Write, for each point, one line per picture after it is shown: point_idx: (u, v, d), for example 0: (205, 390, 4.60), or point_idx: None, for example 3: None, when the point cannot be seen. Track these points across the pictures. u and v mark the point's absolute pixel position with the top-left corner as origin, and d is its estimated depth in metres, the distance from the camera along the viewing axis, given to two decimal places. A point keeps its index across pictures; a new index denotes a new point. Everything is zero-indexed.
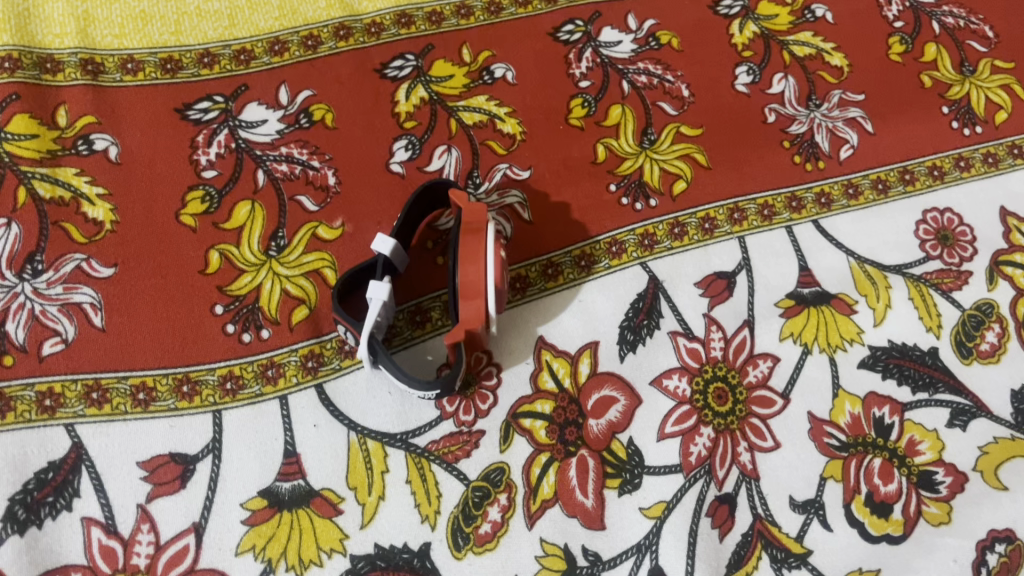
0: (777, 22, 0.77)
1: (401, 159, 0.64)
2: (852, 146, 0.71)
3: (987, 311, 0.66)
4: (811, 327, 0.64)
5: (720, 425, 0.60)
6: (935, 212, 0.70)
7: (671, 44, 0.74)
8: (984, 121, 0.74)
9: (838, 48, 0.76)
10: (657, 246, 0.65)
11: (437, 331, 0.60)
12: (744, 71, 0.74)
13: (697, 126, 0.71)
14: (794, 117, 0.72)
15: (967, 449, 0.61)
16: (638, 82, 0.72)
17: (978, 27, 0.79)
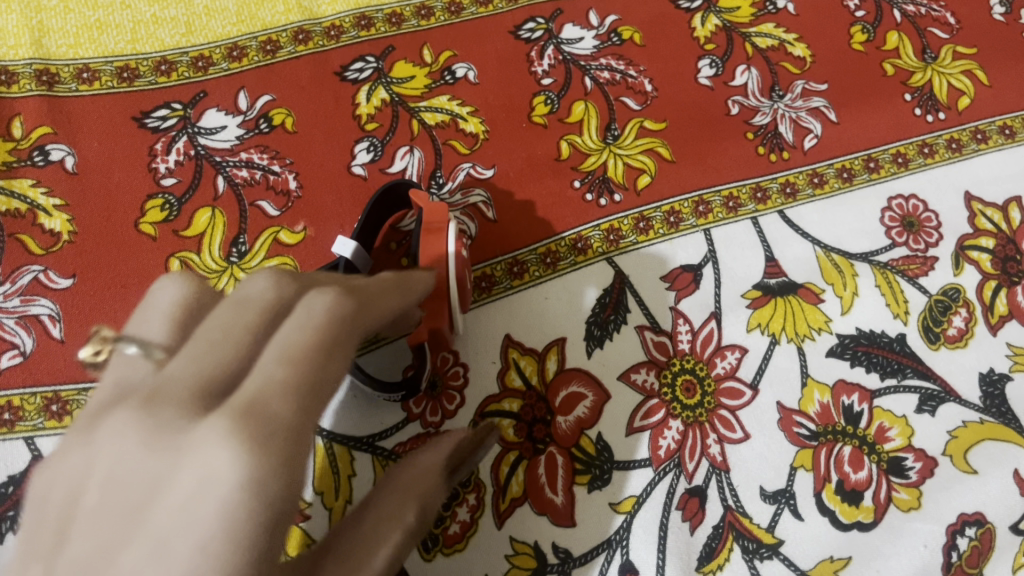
0: (738, 14, 0.77)
1: (363, 161, 0.64)
2: (816, 135, 0.72)
3: (954, 296, 0.66)
4: (778, 317, 0.64)
5: (689, 417, 0.60)
6: (900, 200, 0.70)
7: (633, 40, 0.74)
8: (948, 107, 0.74)
9: (800, 38, 0.76)
10: (622, 241, 0.65)
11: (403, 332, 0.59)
12: (707, 64, 0.74)
13: (660, 120, 0.70)
14: (757, 109, 0.72)
15: (936, 434, 0.61)
16: (601, 78, 0.71)
17: (940, 14, 0.79)
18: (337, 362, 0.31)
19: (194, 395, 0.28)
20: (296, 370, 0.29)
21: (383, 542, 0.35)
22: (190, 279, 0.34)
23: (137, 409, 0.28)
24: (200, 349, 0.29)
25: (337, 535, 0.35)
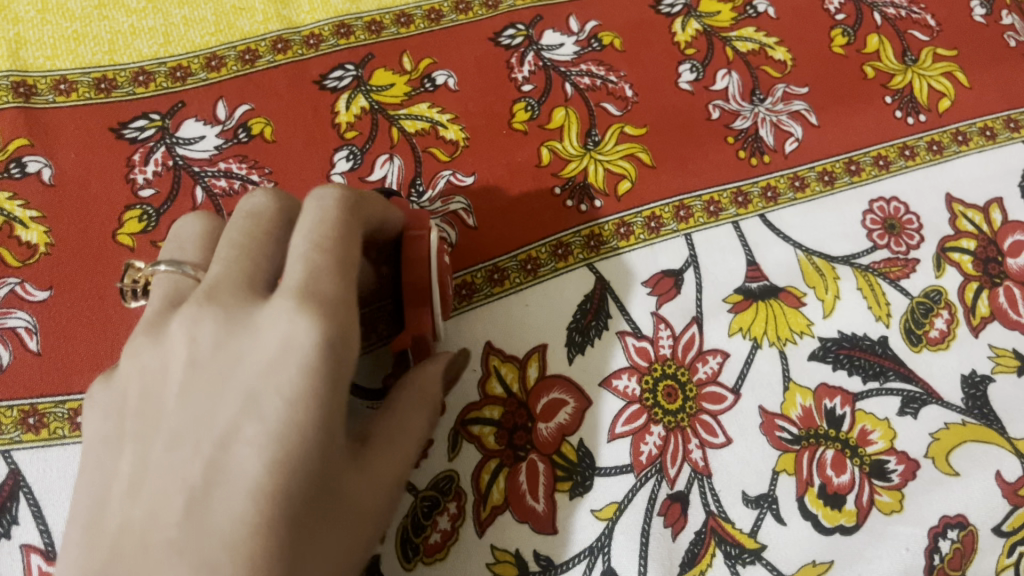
0: (719, 19, 0.77)
1: (342, 169, 0.64)
2: (797, 139, 0.72)
3: (935, 298, 0.66)
4: (759, 321, 0.64)
5: (670, 423, 0.60)
6: (882, 202, 0.70)
7: (614, 45, 0.74)
8: (928, 109, 0.74)
9: (781, 42, 0.76)
10: (604, 246, 0.65)
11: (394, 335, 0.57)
12: (688, 69, 0.73)
13: (641, 126, 0.70)
14: (737, 113, 0.72)
15: (918, 437, 0.61)
16: (581, 84, 0.72)
17: (920, 16, 0.79)
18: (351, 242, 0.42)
19: (254, 294, 0.40)
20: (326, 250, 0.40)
21: (410, 437, 0.43)
22: (207, 217, 0.49)
23: (211, 300, 0.40)
24: (241, 251, 0.42)
25: (373, 420, 0.43)
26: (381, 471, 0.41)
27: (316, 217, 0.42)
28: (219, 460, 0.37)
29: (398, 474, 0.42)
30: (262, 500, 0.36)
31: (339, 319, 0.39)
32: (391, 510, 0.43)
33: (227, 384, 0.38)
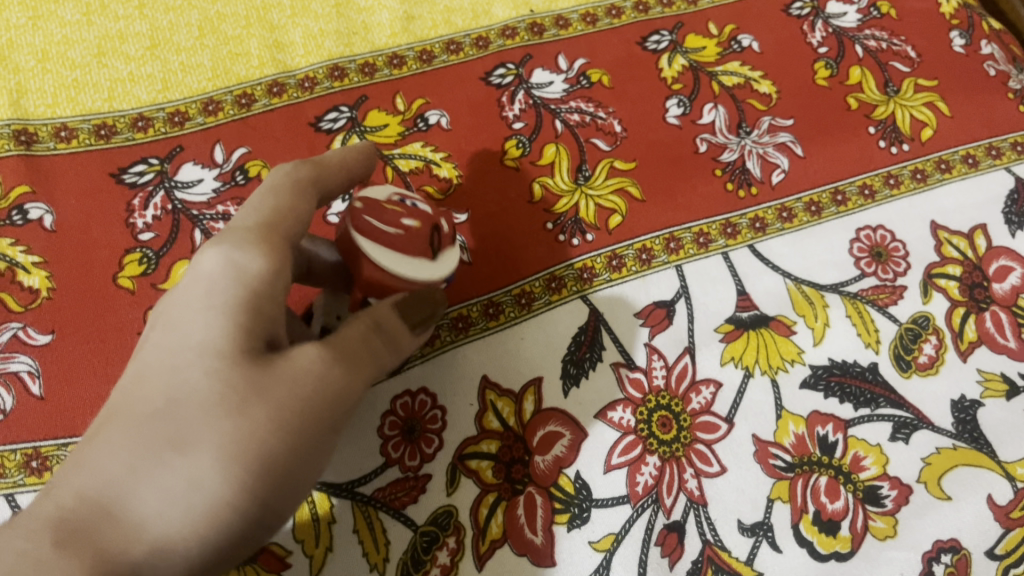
0: (704, 54, 0.78)
1: (338, 210, 0.66)
2: (783, 170, 0.73)
3: (923, 324, 0.67)
4: (750, 350, 0.65)
5: (665, 453, 0.61)
6: (868, 230, 0.71)
7: (602, 82, 0.75)
8: (911, 138, 0.76)
9: (765, 75, 0.78)
10: (596, 279, 0.67)
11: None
12: (675, 104, 0.75)
13: (630, 160, 0.72)
14: (724, 146, 0.74)
15: (910, 462, 0.62)
16: (571, 120, 0.73)
17: (901, 48, 0.81)
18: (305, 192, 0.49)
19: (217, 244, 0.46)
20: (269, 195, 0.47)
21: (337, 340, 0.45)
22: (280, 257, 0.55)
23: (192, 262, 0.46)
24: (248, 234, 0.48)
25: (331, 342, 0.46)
26: (309, 348, 0.43)
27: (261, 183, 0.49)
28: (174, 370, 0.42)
29: (336, 361, 0.44)
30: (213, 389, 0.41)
31: (266, 240, 0.44)
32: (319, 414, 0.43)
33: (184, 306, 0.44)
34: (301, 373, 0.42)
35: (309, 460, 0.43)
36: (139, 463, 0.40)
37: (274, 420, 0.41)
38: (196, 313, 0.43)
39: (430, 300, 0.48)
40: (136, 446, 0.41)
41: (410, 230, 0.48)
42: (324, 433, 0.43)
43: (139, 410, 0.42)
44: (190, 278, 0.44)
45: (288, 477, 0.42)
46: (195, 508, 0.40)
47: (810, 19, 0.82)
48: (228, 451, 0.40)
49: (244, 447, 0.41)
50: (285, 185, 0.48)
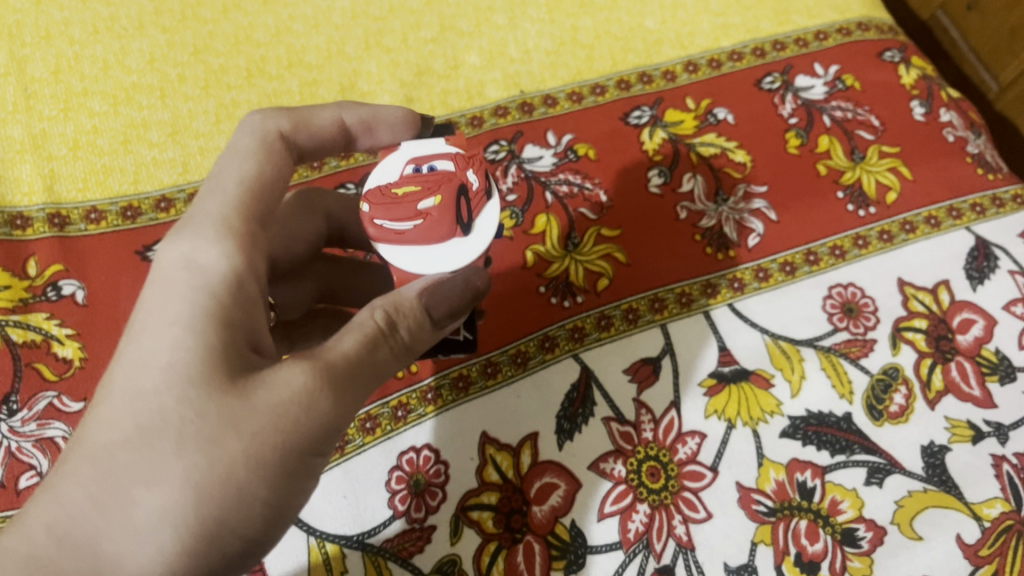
0: (682, 127, 0.84)
1: None
2: (758, 234, 0.78)
3: (893, 375, 0.72)
4: (732, 403, 0.70)
5: (654, 501, 0.65)
6: (840, 288, 0.76)
7: (588, 155, 0.81)
8: (876, 202, 0.81)
9: (740, 145, 0.84)
10: (586, 338, 0.71)
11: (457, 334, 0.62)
12: (656, 174, 0.81)
13: (616, 228, 0.77)
14: (703, 212, 0.79)
15: (884, 504, 0.66)
16: (560, 192, 0.79)
17: (865, 117, 0.87)
18: (279, 164, 0.51)
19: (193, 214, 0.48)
20: (237, 172, 0.49)
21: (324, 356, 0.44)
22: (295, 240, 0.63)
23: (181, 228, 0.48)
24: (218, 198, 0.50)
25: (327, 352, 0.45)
26: (295, 369, 0.42)
27: (234, 148, 0.51)
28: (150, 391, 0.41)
29: (327, 386, 0.43)
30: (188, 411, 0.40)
31: (227, 229, 0.46)
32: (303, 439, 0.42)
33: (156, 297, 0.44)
34: (286, 401, 0.41)
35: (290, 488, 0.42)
36: (111, 506, 0.39)
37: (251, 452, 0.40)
38: (160, 329, 0.42)
39: (453, 295, 0.48)
40: (106, 490, 0.39)
41: (428, 214, 0.49)
42: (308, 458, 0.42)
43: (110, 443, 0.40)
44: (154, 274, 0.45)
45: (269, 508, 0.41)
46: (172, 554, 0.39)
47: (780, 92, 0.87)
48: (203, 489, 0.39)
49: (217, 488, 0.39)
50: (255, 157, 0.50)
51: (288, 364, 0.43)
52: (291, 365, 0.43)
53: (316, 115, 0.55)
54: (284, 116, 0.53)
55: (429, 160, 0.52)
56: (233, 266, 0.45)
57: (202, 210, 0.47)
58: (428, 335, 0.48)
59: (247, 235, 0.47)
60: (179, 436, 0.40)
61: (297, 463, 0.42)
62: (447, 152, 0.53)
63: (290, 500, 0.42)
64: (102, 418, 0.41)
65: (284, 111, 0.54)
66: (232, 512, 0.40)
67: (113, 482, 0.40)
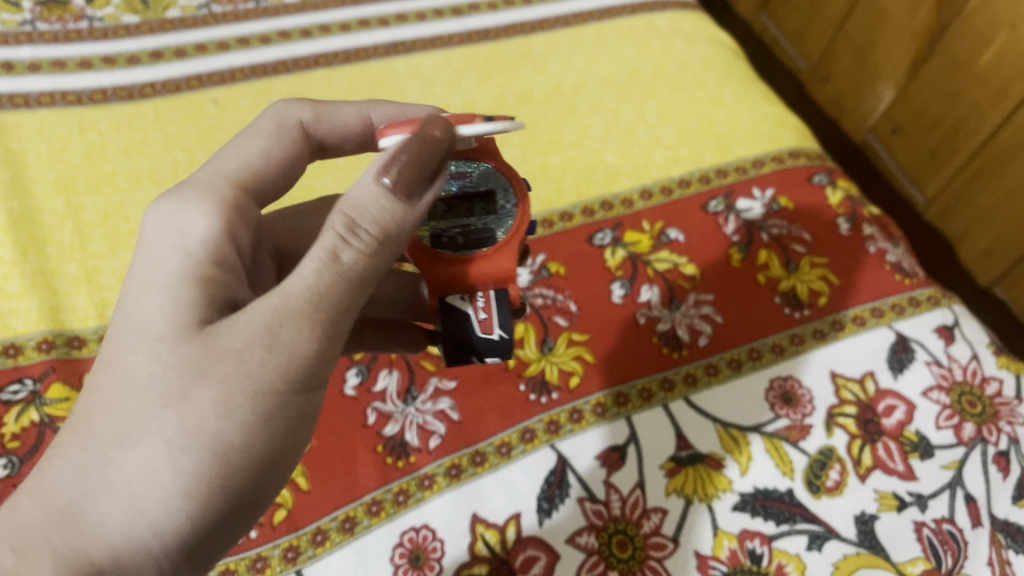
0: (639, 246, 0.98)
1: (352, 382, 0.83)
2: (708, 335, 0.91)
3: (828, 454, 0.83)
4: (689, 482, 0.81)
5: (623, 568, 0.76)
6: (780, 380, 0.88)
7: (559, 272, 0.94)
8: (809, 305, 0.94)
9: (690, 260, 0.97)
10: (561, 429, 0.83)
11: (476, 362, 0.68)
12: (618, 286, 0.94)
13: (585, 333, 0.90)
14: (659, 318, 0.92)
15: (823, 566, 0.77)
16: (536, 304, 0.92)
17: (798, 233, 1.00)
18: (287, 142, 0.64)
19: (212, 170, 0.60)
20: (252, 147, 0.63)
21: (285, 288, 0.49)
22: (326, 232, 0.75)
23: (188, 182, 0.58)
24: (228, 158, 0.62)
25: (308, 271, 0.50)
26: (256, 312, 0.48)
27: (257, 128, 0.64)
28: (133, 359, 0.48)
29: (286, 317, 0.48)
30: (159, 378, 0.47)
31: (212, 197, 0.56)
32: (269, 371, 0.47)
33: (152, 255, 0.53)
34: (251, 339, 0.47)
35: (261, 435, 0.48)
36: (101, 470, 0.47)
37: (214, 397, 0.46)
38: (145, 295, 0.51)
39: (410, 159, 0.52)
40: (88, 456, 0.47)
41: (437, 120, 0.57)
42: (282, 391, 0.48)
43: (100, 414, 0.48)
44: (148, 229, 0.54)
45: (248, 450, 0.47)
46: (147, 512, 0.46)
47: (723, 213, 1.01)
48: (176, 444, 0.46)
49: (187, 441, 0.46)
50: (268, 138, 0.64)
51: (259, 301, 0.49)
52: (253, 309, 0.48)
53: (337, 113, 0.68)
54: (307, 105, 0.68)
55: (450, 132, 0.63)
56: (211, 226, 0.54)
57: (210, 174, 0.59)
58: (402, 220, 0.53)
59: (238, 196, 0.59)
60: (150, 398, 0.47)
61: (279, 395, 0.48)
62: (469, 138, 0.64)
63: (271, 441, 0.48)
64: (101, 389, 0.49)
65: (308, 104, 0.68)
66: (199, 460, 0.46)
67: (100, 447, 0.47)
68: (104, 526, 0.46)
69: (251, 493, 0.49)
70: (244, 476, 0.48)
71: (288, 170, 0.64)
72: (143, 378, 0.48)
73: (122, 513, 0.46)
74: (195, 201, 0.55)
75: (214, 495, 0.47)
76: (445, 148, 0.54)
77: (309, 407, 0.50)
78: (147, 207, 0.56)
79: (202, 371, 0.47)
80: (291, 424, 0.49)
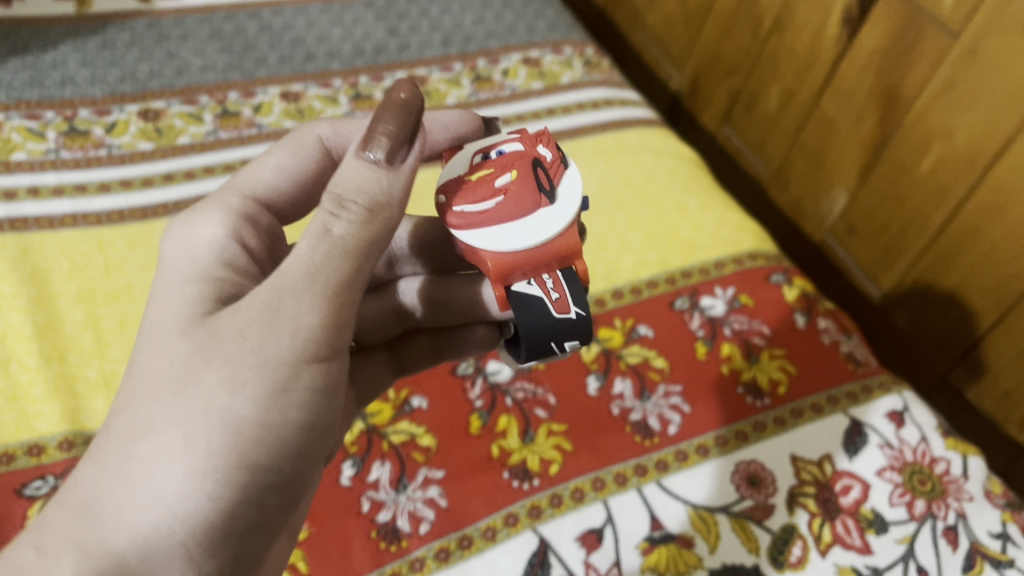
0: (612, 341, 1.06)
1: (348, 473, 0.90)
2: (676, 423, 0.98)
3: (790, 531, 0.90)
4: (663, 560, 0.87)
5: None
6: (745, 463, 0.95)
7: (539, 367, 1.02)
8: (769, 394, 1.02)
9: (659, 354, 1.05)
10: (542, 513, 0.89)
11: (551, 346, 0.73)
12: (594, 379, 1.02)
13: (563, 423, 0.97)
14: (632, 407, 0.99)
15: None
16: (518, 397, 0.99)
17: (757, 327, 1.09)
18: (305, 156, 0.75)
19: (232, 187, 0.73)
20: (264, 167, 0.74)
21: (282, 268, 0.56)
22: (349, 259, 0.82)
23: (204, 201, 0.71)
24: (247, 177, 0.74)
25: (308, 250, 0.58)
26: (257, 295, 0.56)
27: (280, 148, 0.75)
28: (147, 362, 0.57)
29: (285, 294, 0.55)
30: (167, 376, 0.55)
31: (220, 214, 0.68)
32: (270, 341, 0.54)
33: (169, 269, 0.64)
34: (252, 319, 0.55)
35: (269, 408, 0.54)
36: (123, 465, 0.54)
37: (217, 375, 0.54)
38: (163, 301, 0.61)
39: (383, 129, 0.58)
40: (111, 456, 0.54)
41: (508, 188, 0.69)
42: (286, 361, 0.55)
43: (120, 417, 0.56)
44: (168, 244, 0.66)
45: (258, 425, 0.54)
46: (166, 492, 0.53)
47: (689, 310, 1.10)
48: (187, 427, 0.53)
49: (196, 420, 0.53)
50: (283, 155, 0.75)
51: (261, 284, 0.57)
52: (257, 292, 0.56)
53: (357, 131, 0.77)
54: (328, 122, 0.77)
55: (494, 149, 0.73)
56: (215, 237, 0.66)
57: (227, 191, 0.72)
58: (387, 189, 0.58)
59: (248, 212, 0.71)
60: (162, 390, 0.55)
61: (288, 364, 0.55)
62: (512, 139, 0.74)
63: (283, 412, 0.55)
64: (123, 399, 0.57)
65: (328, 121, 0.77)
66: (208, 436, 0.53)
67: (119, 446, 0.54)
68: (130, 515, 0.53)
69: (269, 467, 0.55)
70: (257, 450, 0.54)
71: (302, 184, 0.76)
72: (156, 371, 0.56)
73: (141, 498, 0.53)
74: (204, 214, 0.68)
75: (229, 470, 0.54)
76: (417, 109, 0.59)
77: (323, 376, 0.57)
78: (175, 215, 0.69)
79: (205, 355, 0.55)
80: (304, 396, 0.56)
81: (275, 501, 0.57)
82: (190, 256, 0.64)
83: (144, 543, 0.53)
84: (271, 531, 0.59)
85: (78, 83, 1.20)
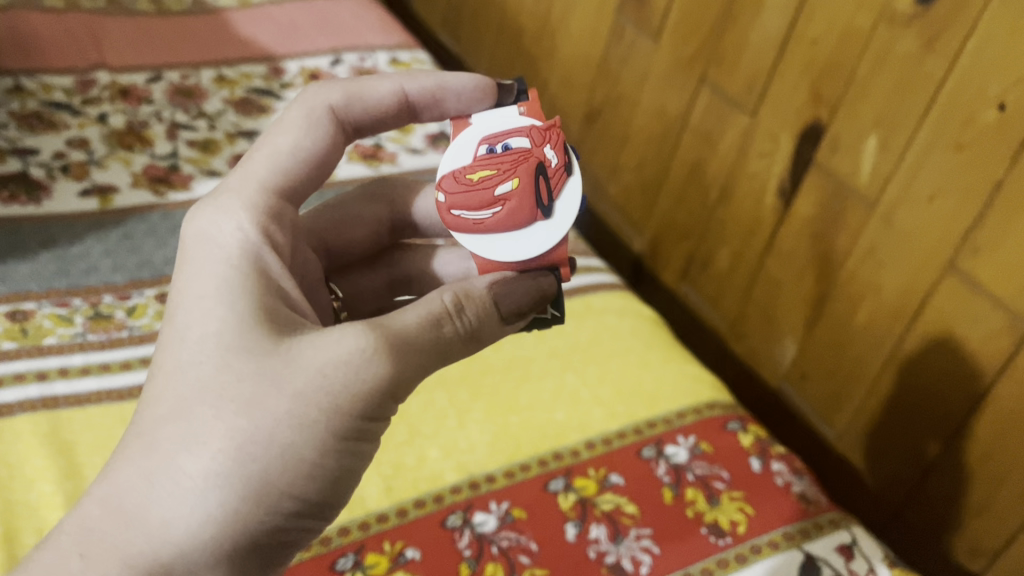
0: (587, 489, 1.17)
1: None
2: (648, 564, 1.08)
3: None
4: None
5: None
6: None
7: (521, 516, 1.12)
8: (730, 532, 1.13)
9: (630, 499, 1.16)
10: None
11: (545, 315, 0.95)
12: (571, 525, 1.12)
13: (545, 568, 1.07)
14: (606, 550, 1.10)
15: None
16: (503, 544, 1.09)
17: (718, 471, 1.21)
18: (319, 123, 0.93)
19: (254, 171, 0.88)
20: (280, 148, 0.90)
21: (382, 331, 0.74)
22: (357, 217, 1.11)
23: (217, 197, 0.85)
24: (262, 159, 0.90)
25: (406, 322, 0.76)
26: (354, 339, 0.73)
27: (289, 126, 0.92)
28: (198, 377, 0.71)
29: (384, 345, 0.73)
30: (224, 399, 0.69)
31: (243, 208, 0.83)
32: (349, 391, 0.71)
33: (204, 277, 0.78)
34: (341, 364, 0.71)
35: (321, 451, 0.70)
36: (175, 470, 0.68)
37: (283, 409, 0.69)
38: (200, 308, 0.75)
39: (512, 300, 0.86)
40: (166, 459, 0.68)
41: (506, 195, 0.90)
42: (357, 412, 0.72)
43: (171, 423, 0.70)
44: (200, 248, 0.80)
45: (314, 463, 0.70)
46: (220, 500, 0.67)
47: (655, 458, 1.22)
48: (249, 452, 0.68)
49: (255, 448, 0.68)
50: (295, 135, 0.91)
51: (354, 332, 0.73)
52: (358, 334, 0.73)
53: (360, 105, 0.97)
54: (337, 90, 0.96)
55: (502, 143, 0.94)
56: (240, 244, 0.80)
57: (247, 180, 0.87)
58: (488, 325, 0.83)
59: (268, 198, 0.86)
60: (219, 412, 0.69)
61: (350, 414, 0.71)
62: (519, 138, 0.94)
63: (333, 455, 0.71)
64: (169, 402, 0.71)
65: (334, 94, 0.96)
66: (267, 461, 0.68)
67: (176, 451, 0.68)
68: (184, 514, 0.67)
69: (307, 496, 0.71)
70: (301, 482, 0.69)
71: (319, 159, 0.92)
72: (208, 384, 0.70)
73: (194, 502, 0.67)
74: (228, 207, 0.83)
75: (277, 493, 0.69)
76: (529, 298, 0.87)
77: (369, 433, 0.74)
78: (197, 207, 0.84)
79: (267, 390, 0.69)
80: (349, 445, 0.72)
81: (299, 522, 0.72)
82: (222, 258, 0.79)
83: (191, 544, 0.67)
84: (291, 547, 0.74)
85: (102, 270, 1.35)
